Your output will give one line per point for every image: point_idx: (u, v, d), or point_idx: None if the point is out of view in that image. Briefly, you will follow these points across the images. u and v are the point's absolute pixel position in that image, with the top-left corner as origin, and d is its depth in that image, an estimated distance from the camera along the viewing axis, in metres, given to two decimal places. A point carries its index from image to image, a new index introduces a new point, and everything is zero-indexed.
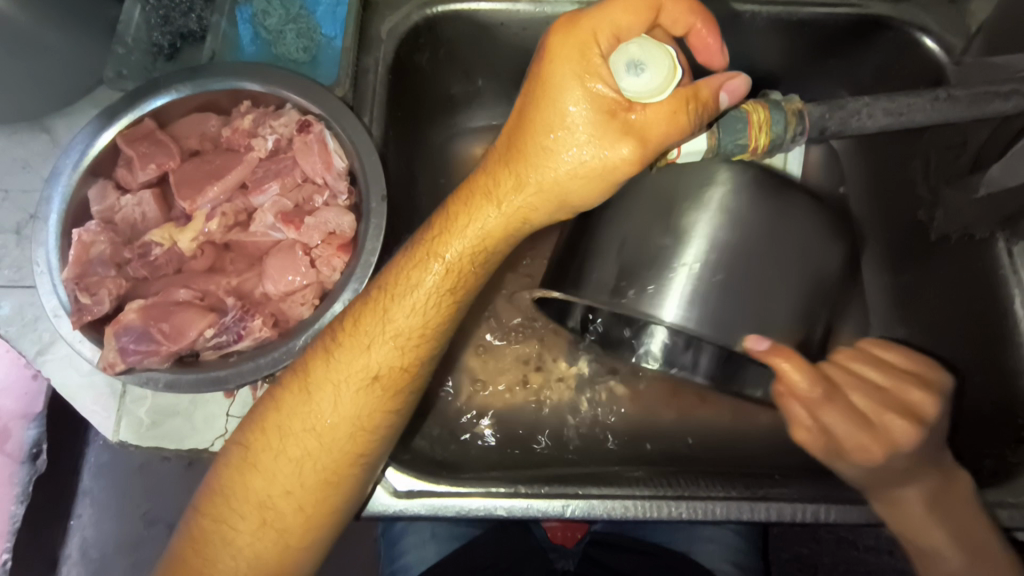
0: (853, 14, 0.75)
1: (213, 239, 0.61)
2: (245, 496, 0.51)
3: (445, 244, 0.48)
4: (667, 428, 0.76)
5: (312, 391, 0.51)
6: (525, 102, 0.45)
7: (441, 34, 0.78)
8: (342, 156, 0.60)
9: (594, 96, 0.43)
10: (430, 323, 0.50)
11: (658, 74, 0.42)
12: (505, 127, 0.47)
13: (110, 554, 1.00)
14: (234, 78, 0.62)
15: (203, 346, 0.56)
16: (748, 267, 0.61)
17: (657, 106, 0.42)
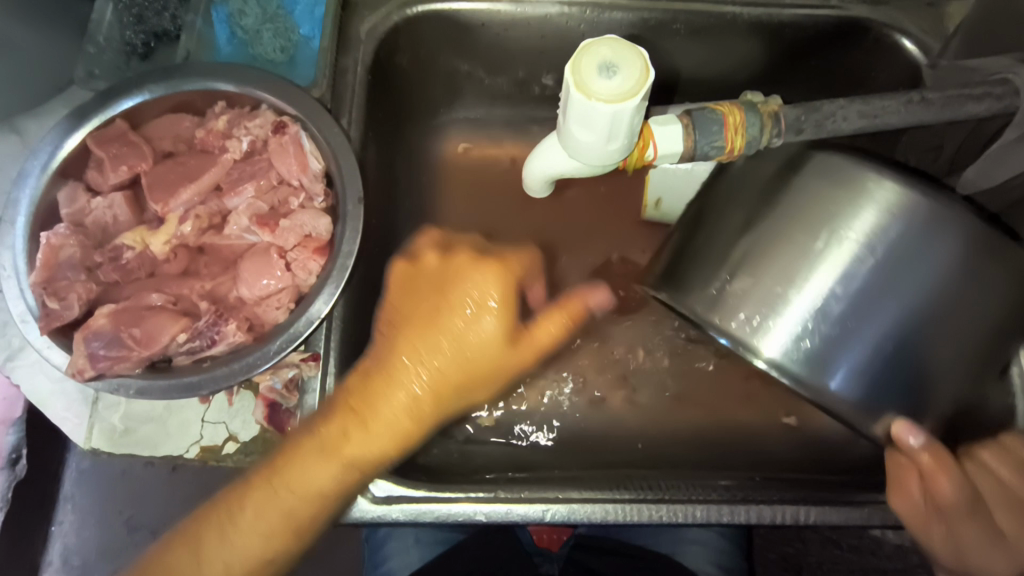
0: (832, 17, 0.76)
1: (186, 242, 0.60)
2: (197, 555, 0.48)
3: (351, 444, 0.47)
4: (650, 432, 0.76)
5: (295, 469, 0.48)
6: (422, 325, 0.48)
7: (421, 34, 0.78)
8: (318, 157, 0.60)
9: (495, 322, 0.47)
10: (397, 441, 0.48)
11: (612, 90, 0.39)
12: (403, 339, 0.48)
13: (90, 561, 0.99)
14: (210, 79, 0.61)
15: (176, 351, 0.56)
16: (902, 307, 0.48)
17: (543, 324, 0.47)
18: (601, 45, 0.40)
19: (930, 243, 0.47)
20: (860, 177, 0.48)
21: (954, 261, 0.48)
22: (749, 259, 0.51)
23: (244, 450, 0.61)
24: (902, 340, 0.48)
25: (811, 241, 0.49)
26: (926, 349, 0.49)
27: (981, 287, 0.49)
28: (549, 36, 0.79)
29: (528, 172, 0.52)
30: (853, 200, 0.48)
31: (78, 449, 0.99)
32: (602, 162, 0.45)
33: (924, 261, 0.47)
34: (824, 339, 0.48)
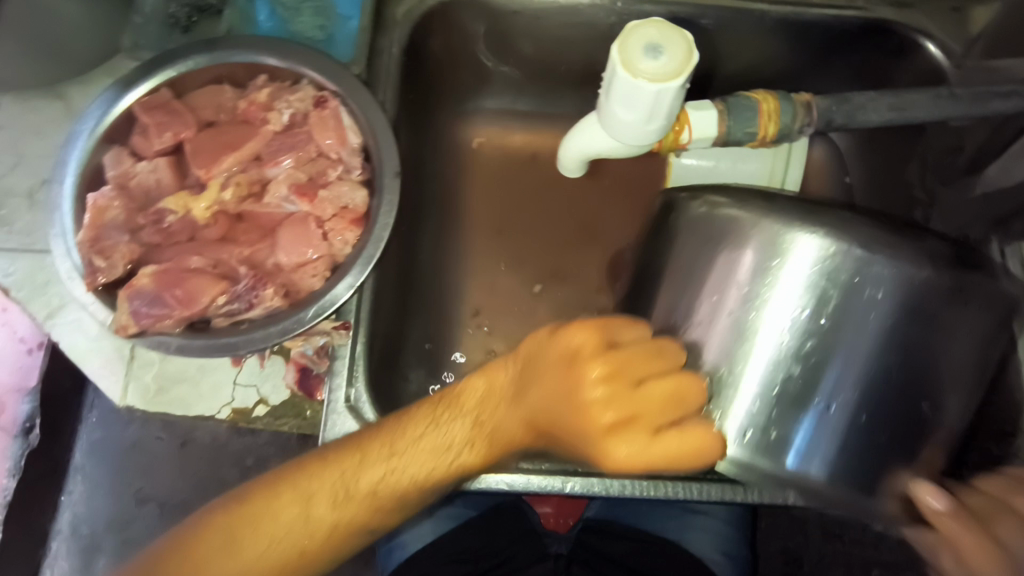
0: (859, 18, 0.77)
1: (226, 209, 0.62)
2: (234, 544, 0.52)
3: (450, 458, 0.53)
4: None
5: (404, 455, 0.53)
6: (558, 390, 0.52)
7: (455, 19, 0.79)
8: (356, 132, 0.61)
9: (638, 429, 0.50)
10: (485, 456, 0.54)
11: (653, 75, 0.41)
12: (529, 385, 0.54)
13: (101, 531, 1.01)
14: (254, 52, 0.63)
15: (215, 313, 0.58)
16: (842, 365, 0.50)
17: (676, 438, 0.50)
18: (648, 28, 0.41)
19: (861, 288, 0.49)
20: (769, 236, 0.51)
21: (885, 334, 0.49)
22: (693, 337, 0.54)
23: (273, 414, 0.63)
24: (844, 422, 0.50)
25: (743, 319, 0.51)
26: (880, 402, 0.50)
27: (915, 352, 0.50)
28: (579, 25, 0.81)
29: (564, 151, 0.54)
30: (766, 286, 0.51)
31: (92, 420, 1.02)
32: (639, 142, 0.47)
33: (851, 337, 0.49)
34: (773, 417, 0.51)
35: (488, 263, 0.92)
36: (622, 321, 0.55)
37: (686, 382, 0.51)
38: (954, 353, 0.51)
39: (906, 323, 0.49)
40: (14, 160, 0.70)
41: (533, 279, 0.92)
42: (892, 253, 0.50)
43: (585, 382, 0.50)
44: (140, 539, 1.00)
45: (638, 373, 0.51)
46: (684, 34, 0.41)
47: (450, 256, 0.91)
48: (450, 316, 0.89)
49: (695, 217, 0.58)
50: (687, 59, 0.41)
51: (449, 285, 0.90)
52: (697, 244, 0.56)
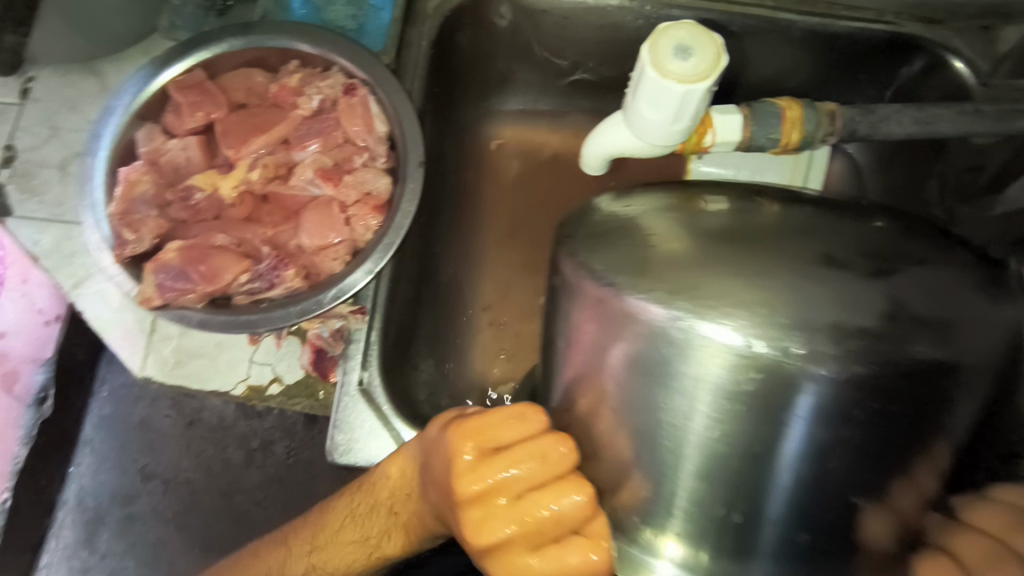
0: (886, 32, 0.78)
1: (253, 189, 0.64)
2: None
3: (369, 549, 0.56)
4: None
5: (326, 549, 0.56)
6: (443, 495, 0.50)
7: (483, 15, 0.80)
8: (383, 121, 0.62)
9: (531, 536, 0.47)
10: (405, 542, 0.56)
11: (679, 78, 0.41)
12: (426, 485, 0.52)
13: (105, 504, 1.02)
14: (288, 37, 0.64)
15: (237, 290, 0.59)
16: (777, 458, 0.42)
17: (575, 547, 0.47)
18: (682, 31, 0.42)
19: (780, 375, 0.40)
20: (665, 327, 0.41)
21: (820, 426, 0.41)
22: (603, 419, 0.47)
23: (287, 392, 0.64)
24: (785, 531, 0.44)
25: (656, 413, 0.43)
26: (823, 490, 0.42)
27: (855, 454, 0.41)
28: (606, 27, 0.82)
29: (588, 148, 0.55)
30: (668, 390, 0.42)
31: (103, 394, 1.04)
32: (663, 143, 0.48)
33: (777, 450, 0.41)
34: (715, 519, 0.45)
35: (503, 260, 0.93)
36: (513, 411, 0.50)
37: (573, 494, 0.47)
38: (904, 427, 0.42)
39: (840, 423, 0.40)
40: (49, 133, 0.71)
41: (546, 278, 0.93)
42: (804, 320, 0.40)
43: (463, 499, 0.47)
44: (144, 515, 1.02)
45: (526, 481, 0.47)
46: (716, 40, 0.42)
47: (465, 251, 0.91)
48: (462, 310, 0.90)
49: (586, 281, 0.45)
50: (715, 66, 0.41)
51: (463, 279, 0.91)
52: (599, 325, 0.45)
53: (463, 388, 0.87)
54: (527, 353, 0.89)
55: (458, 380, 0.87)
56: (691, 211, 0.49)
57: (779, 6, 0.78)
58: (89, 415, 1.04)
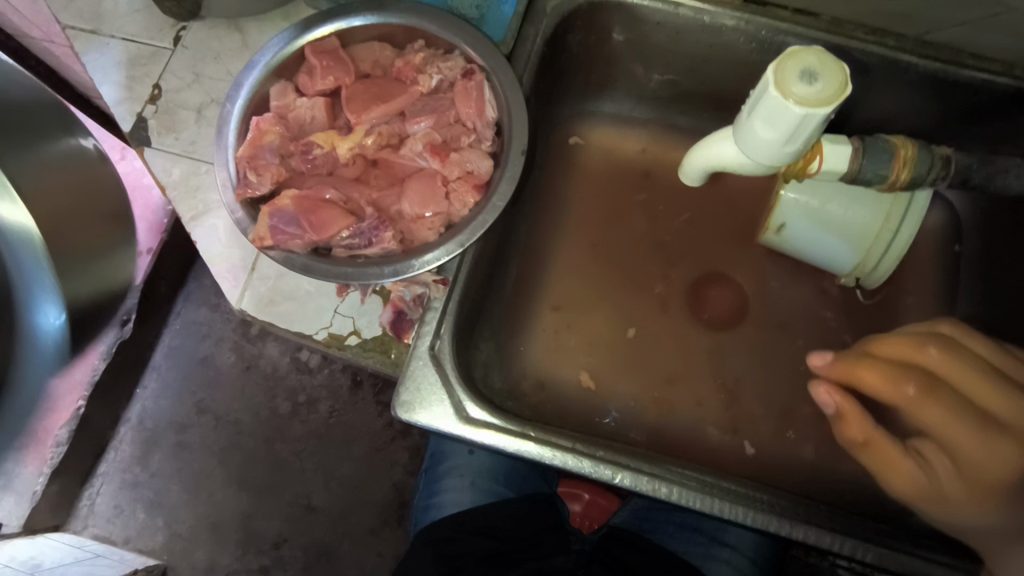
0: (1011, 86, 0.76)
1: (365, 153, 0.67)
2: None
3: None
4: (683, 433, 0.88)
5: None
6: None
7: (598, 20, 0.84)
8: (494, 107, 0.66)
9: None
10: None
11: (802, 102, 0.42)
12: None
13: (163, 427, 1.20)
14: (422, 18, 0.68)
15: (337, 244, 0.63)
16: None
17: None
18: (812, 55, 0.43)
19: None
20: None
21: None
22: None
23: (364, 346, 0.69)
24: None
25: None
26: None
27: None
28: (716, 47, 0.84)
29: (690, 160, 0.56)
30: None
31: (176, 327, 1.24)
32: (770, 163, 0.49)
33: None
34: None
35: (572, 261, 0.97)
36: None
37: None
38: None
39: None
40: (192, 78, 0.79)
41: (614, 295, 0.96)
42: None
43: None
44: (194, 445, 1.19)
45: None
46: (844, 70, 0.42)
47: (535, 247, 0.95)
48: (526, 302, 0.94)
49: None
50: (838, 96, 0.42)
51: (533, 273, 0.95)
52: None
53: (516, 376, 0.90)
54: (578, 357, 0.93)
55: (511, 370, 0.90)
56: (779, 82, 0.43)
57: (901, 46, 0.78)
58: (161, 344, 1.23)
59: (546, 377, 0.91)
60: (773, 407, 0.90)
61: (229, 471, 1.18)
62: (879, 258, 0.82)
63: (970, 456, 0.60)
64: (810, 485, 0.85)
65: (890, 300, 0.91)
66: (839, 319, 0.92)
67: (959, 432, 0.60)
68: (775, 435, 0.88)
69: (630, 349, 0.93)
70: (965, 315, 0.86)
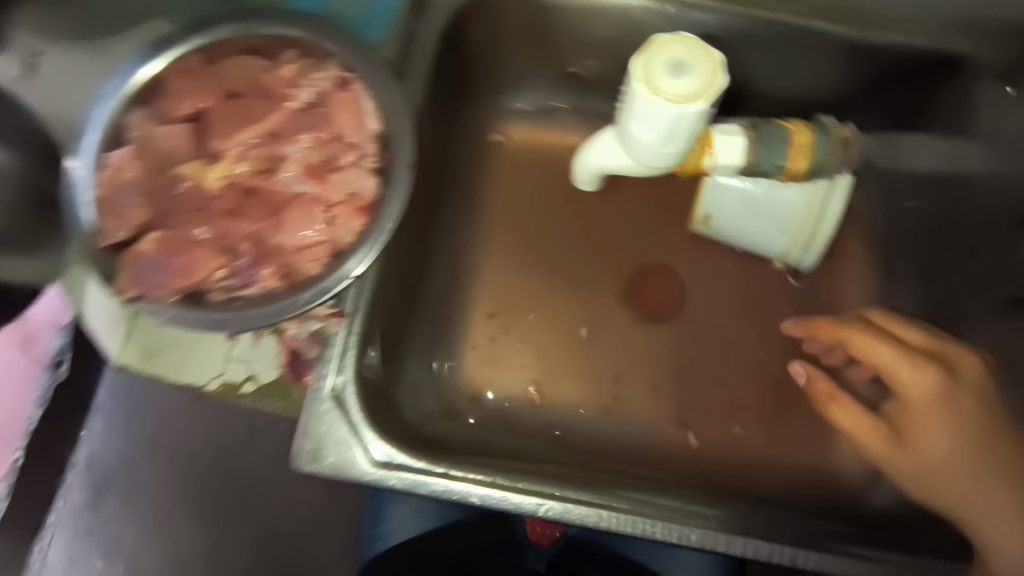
0: (929, 46, 0.74)
1: (239, 182, 0.61)
2: None
3: None
4: (629, 437, 0.85)
5: None
6: None
7: (498, 9, 0.79)
8: (376, 119, 0.60)
9: None
10: None
11: (672, 101, 0.38)
12: None
13: (112, 469, 1.09)
14: (290, 27, 0.63)
15: (212, 287, 0.57)
16: None
17: None
18: (676, 45, 0.38)
19: None
20: None
21: None
22: None
23: (260, 393, 0.63)
24: None
25: None
26: None
27: None
28: (624, 28, 0.80)
29: (580, 162, 0.52)
30: None
31: None
32: (657, 164, 0.44)
33: None
34: None
35: (502, 267, 0.91)
36: None
37: None
38: None
39: None
40: (48, 112, 0.71)
41: (549, 297, 0.91)
42: None
43: None
44: (146, 484, 1.10)
45: None
46: (713, 60, 0.38)
47: (461, 256, 0.90)
48: (454, 315, 0.88)
49: None
50: (710, 90, 0.38)
51: (460, 283, 0.90)
52: None
53: (449, 394, 0.85)
54: (514, 368, 0.88)
55: (442, 390, 0.85)
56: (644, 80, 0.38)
57: (813, 13, 0.75)
58: (103, 382, 1.10)
59: (482, 392, 0.86)
60: (716, 400, 0.87)
61: (181, 512, 1.10)
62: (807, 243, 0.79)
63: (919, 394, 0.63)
64: (753, 477, 0.83)
65: (830, 276, 0.88)
66: (776, 304, 0.89)
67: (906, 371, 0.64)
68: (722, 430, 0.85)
69: (569, 353, 0.89)
70: (904, 286, 0.84)
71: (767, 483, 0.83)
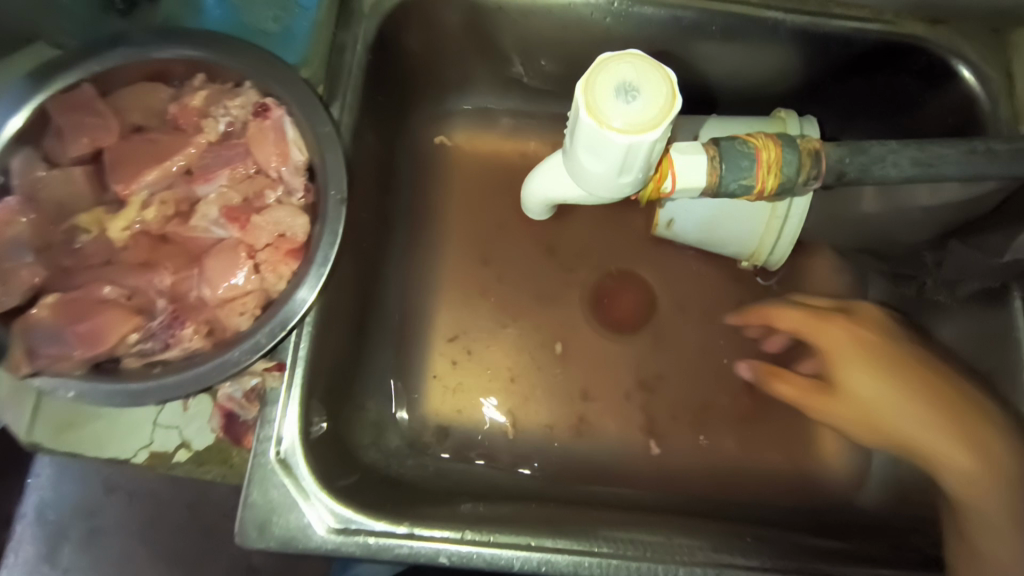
0: (884, 32, 0.73)
1: (149, 229, 0.54)
2: None
3: None
4: (605, 456, 0.81)
5: None
6: None
7: (432, 14, 0.73)
8: (301, 148, 0.54)
9: None
10: None
11: (622, 131, 0.33)
12: None
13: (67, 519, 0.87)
14: (192, 47, 0.55)
15: (126, 352, 0.51)
16: None
17: None
18: (625, 66, 0.33)
19: None
20: None
21: None
22: None
23: (195, 460, 0.57)
24: None
25: None
26: None
27: None
28: (570, 27, 0.75)
29: (529, 189, 0.47)
30: None
31: None
32: (611, 194, 0.40)
33: None
34: None
35: (460, 287, 0.86)
36: None
37: None
38: None
39: None
40: None
41: (514, 315, 0.86)
42: None
43: None
44: (110, 529, 0.87)
45: None
46: (666, 80, 0.33)
47: (415, 278, 0.84)
48: (412, 342, 0.83)
49: None
50: (664, 117, 0.33)
51: (416, 307, 0.84)
52: None
53: (414, 427, 0.80)
54: (480, 395, 0.83)
55: (406, 423, 0.80)
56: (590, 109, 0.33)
57: (765, 3, 0.73)
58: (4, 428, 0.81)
59: (448, 422, 0.81)
60: (692, 411, 0.84)
61: (152, 560, 0.87)
62: (773, 244, 0.76)
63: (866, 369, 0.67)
64: (733, 487, 0.81)
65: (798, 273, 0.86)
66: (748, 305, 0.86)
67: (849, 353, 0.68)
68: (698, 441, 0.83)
69: (537, 374, 0.84)
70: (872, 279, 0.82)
71: (749, 495, 0.81)
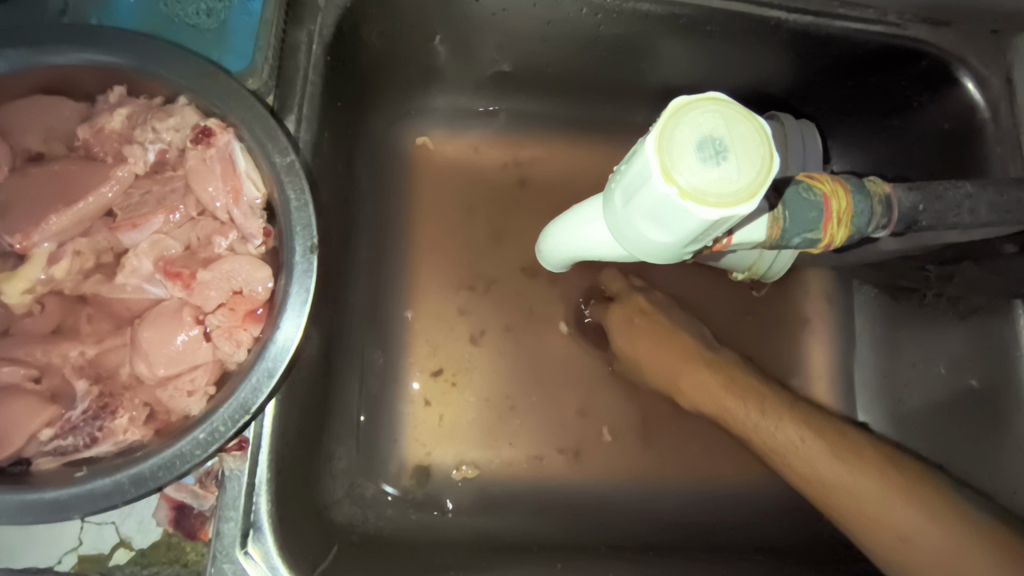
0: (888, 35, 0.66)
1: (62, 289, 0.44)
2: None
3: None
4: (602, 488, 0.74)
5: None
6: None
7: (396, 6, 0.63)
8: (256, 182, 0.44)
9: None
10: None
11: (716, 201, 0.26)
12: None
13: None
14: (101, 51, 0.43)
15: (38, 451, 0.40)
16: None
17: None
18: (703, 121, 0.27)
19: None
20: None
21: None
22: None
23: (140, 560, 0.48)
24: None
25: None
26: None
27: None
28: (556, 22, 0.66)
29: (565, 238, 0.43)
30: None
31: None
32: (664, 258, 0.34)
33: None
34: None
35: (433, 313, 0.77)
36: None
37: None
38: None
39: None
40: None
41: (495, 340, 0.77)
42: None
43: None
44: None
45: None
46: (758, 138, 0.27)
47: (381, 305, 0.74)
48: (383, 378, 0.73)
49: None
50: (760, 181, 0.26)
51: (386, 337, 0.74)
52: None
53: (390, 472, 0.71)
54: (462, 431, 0.74)
55: (381, 470, 0.70)
56: (668, 173, 0.27)
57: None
58: None
59: (427, 463, 0.73)
60: (693, 432, 0.78)
61: None
62: (773, 258, 0.70)
63: (689, 366, 0.69)
64: (738, 512, 0.75)
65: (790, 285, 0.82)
66: (747, 321, 0.79)
67: (673, 352, 0.70)
68: (698, 466, 0.77)
69: (523, 403, 0.76)
70: (863, 294, 0.78)
71: (759, 517, 0.75)
